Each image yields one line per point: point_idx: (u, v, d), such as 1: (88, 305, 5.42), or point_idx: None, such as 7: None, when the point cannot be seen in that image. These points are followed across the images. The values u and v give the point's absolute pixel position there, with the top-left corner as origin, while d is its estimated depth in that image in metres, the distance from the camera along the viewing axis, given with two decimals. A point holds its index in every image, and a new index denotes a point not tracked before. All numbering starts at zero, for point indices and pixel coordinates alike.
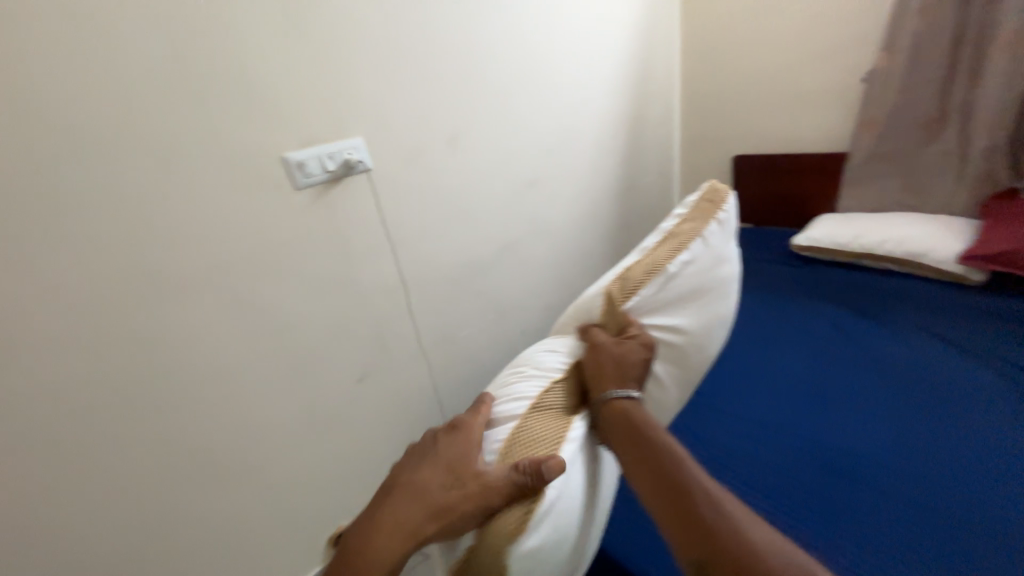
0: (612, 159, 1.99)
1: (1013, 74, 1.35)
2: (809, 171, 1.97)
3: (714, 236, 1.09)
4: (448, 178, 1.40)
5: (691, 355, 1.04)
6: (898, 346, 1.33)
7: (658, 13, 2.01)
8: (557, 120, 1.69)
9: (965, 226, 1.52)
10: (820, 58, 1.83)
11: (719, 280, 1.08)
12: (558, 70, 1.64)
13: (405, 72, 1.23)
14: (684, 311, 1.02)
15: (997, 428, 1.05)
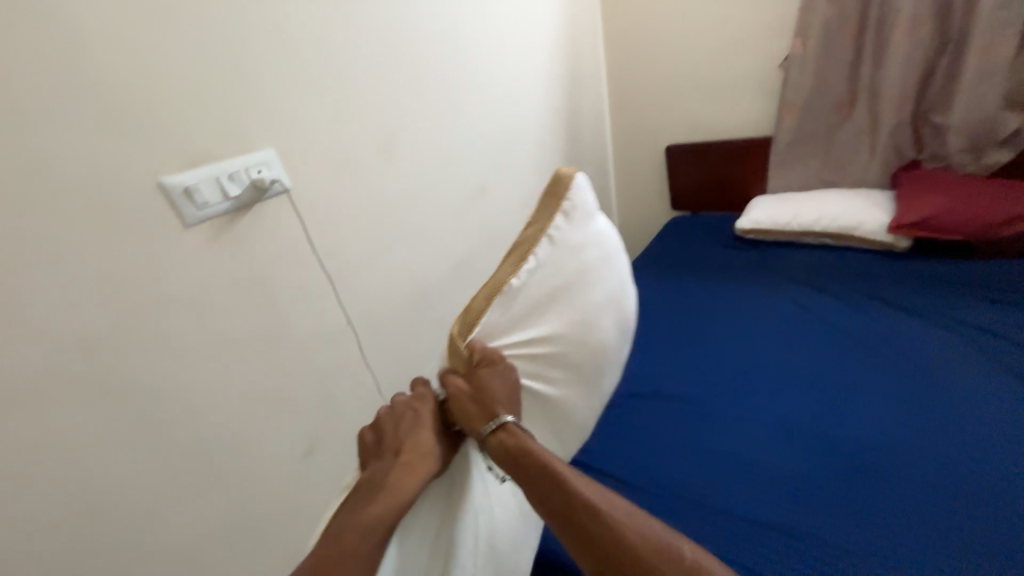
0: (554, 157, 1.87)
1: (912, 55, 1.48)
2: (737, 157, 2.03)
3: (564, 221, 0.88)
4: (384, 189, 1.14)
5: (586, 364, 0.90)
6: (864, 317, 1.34)
7: (581, 2, 1.94)
8: (496, 117, 1.52)
9: (881, 198, 1.64)
10: (738, 46, 1.89)
11: (589, 271, 0.90)
12: (492, 62, 1.48)
13: (321, 64, 0.97)
14: (553, 323, 0.85)
15: (982, 389, 1.06)
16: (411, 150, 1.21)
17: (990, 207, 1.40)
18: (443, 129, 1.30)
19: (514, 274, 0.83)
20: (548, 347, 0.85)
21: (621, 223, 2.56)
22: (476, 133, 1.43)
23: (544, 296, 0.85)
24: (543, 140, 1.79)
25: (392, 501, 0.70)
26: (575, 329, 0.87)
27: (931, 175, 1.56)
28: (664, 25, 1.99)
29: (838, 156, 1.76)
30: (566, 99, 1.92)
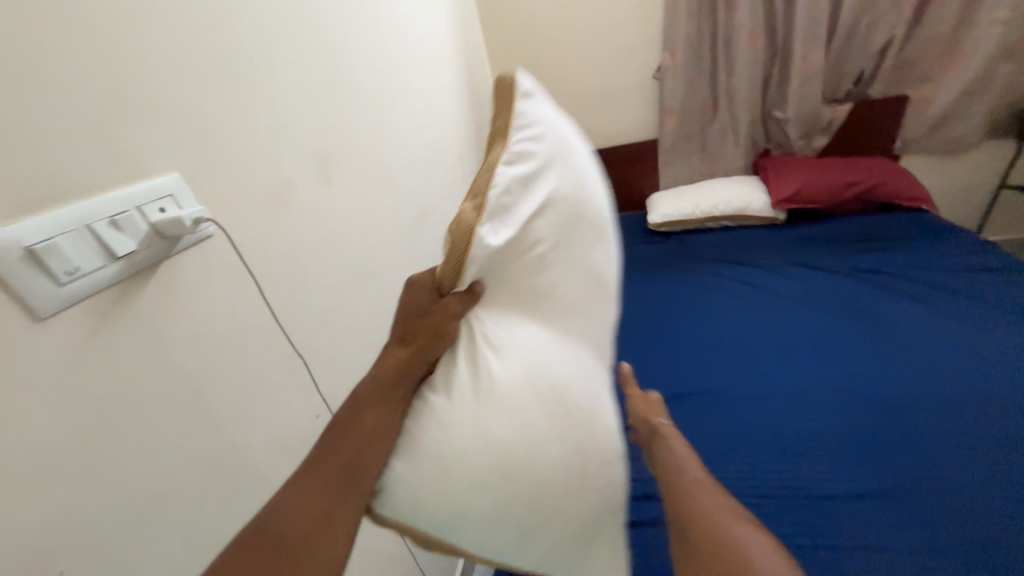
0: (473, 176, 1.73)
1: (753, 65, 1.79)
2: (630, 160, 2.20)
3: (532, 95, 0.65)
4: (332, 224, 0.84)
5: (607, 265, 0.72)
6: (803, 280, 1.50)
7: (467, 15, 1.86)
8: (421, 131, 1.29)
9: (754, 179, 1.93)
10: (615, 61, 2.04)
11: (577, 152, 0.69)
12: (412, 64, 1.26)
13: (231, 47, 0.65)
14: (565, 233, 0.64)
15: (945, 334, 1.20)
16: (352, 172, 0.92)
17: (834, 175, 1.77)
18: (379, 144, 1.04)
19: (500, 165, 0.58)
20: (569, 255, 0.65)
21: None
22: (408, 150, 1.19)
23: (546, 187, 0.62)
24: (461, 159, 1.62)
25: (392, 376, 0.53)
26: (588, 220, 0.67)
27: (783, 158, 1.92)
28: (547, 42, 2.05)
29: (712, 150, 2.03)
30: (472, 115, 1.81)
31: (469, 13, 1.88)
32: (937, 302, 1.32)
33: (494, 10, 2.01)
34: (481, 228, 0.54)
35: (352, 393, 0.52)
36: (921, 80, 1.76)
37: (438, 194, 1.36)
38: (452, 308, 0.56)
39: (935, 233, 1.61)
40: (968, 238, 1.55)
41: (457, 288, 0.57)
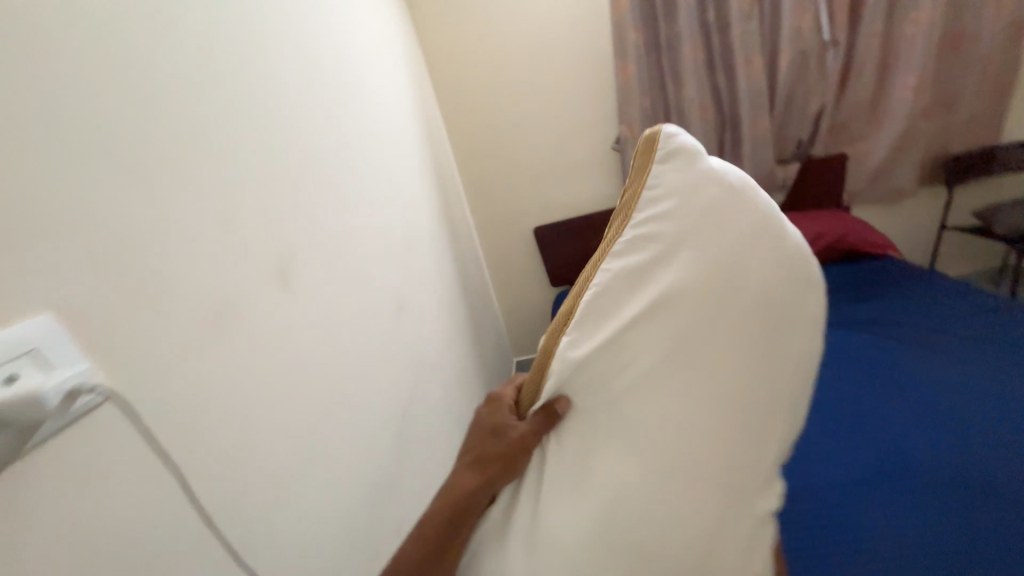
0: (444, 257, 1.58)
1: (707, 133, 1.87)
2: (599, 228, 2.16)
3: (675, 172, 0.58)
4: (298, 341, 0.65)
5: (762, 389, 0.55)
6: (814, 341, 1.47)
7: (425, 98, 1.82)
8: (388, 214, 1.14)
9: None
10: (574, 135, 2.04)
11: (725, 226, 0.56)
12: (373, 144, 1.13)
13: (162, 140, 0.49)
14: (677, 343, 0.54)
15: (995, 398, 1.14)
16: (319, 271, 0.74)
17: (802, 228, 1.81)
18: (344, 234, 0.86)
19: (606, 260, 0.58)
20: (686, 371, 0.55)
21: (506, 311, 2.41)
22: (377, 236, 1.03)
23: (660, 281, 0.55)
24: (431, 241, 1.46)
25: (463, 499, 0.56)
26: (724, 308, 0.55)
27: None
28: (506, 120, 2.04)
29: None
30: (439, 195, 1.71)
31: (426, 96, 1.84)
32: (961, 358, 1.28)
33: (450, 93, 2.00)
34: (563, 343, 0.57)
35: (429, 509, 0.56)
36: (853, 139, 1.92)
37: (411, 282, 1.18)
38: (524, 432, 0.57)
39: (919, 277, 1.64)
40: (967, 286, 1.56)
41: (531, 412, 0.58)
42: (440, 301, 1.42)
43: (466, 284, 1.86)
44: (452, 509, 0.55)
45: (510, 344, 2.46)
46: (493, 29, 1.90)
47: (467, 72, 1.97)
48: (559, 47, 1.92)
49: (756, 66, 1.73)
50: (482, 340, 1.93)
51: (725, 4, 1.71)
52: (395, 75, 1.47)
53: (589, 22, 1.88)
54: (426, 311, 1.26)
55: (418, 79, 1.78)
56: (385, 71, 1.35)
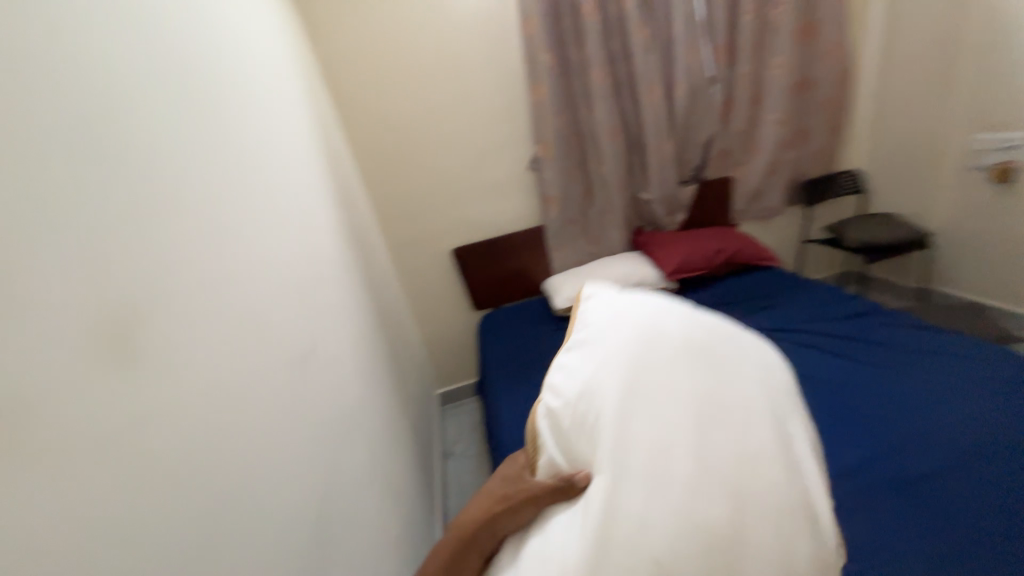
0: (358, 288, 1.37)
1: (617, 156, 1.93)
2: (520, 248, 2.10)
3: (594, 300, 0.86)
4: (190, 435, 0.50)
5: (716, 422, 0.62)
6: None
7: (320, 108, 1.59)
8: (286, 242, 0.91)
9: (640, 255, 2.03)
10: (489, 153, 1.96)
11: (634, 311, 0.77)
12: (257, 154, 0.90)
13: (66, 176, 0.42)
14: (625, 388, 0.65)
15: (898, 387, 1.27)
16: (221, 339, 0.60)
17: (705, 243, 1.96)
18: (220, 277, 0.64)
19: (564, 358, 0.78)
20: (642, 408, 0.62)
21: (426, 340, 2.22)
22: (270, 269, 0.80)
23: (597, 351, 0.73)
24: (339, 271, 1.24)
25: (476, 531, 0.70)
26: (666, 377, 0.65)
27: (656, 234, 2.08)
28: (415, 135, 1.89)
29: (596, 231, 2.09)
30: (346, 216, 1.51)
31: (321, 105, 1.62)
32: (858, 356, 1.43)
33: (351, 104, 1.81)
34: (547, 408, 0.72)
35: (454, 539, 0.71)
36: (735, 165, 2.15)
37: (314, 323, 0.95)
38: (526, 488, 0.70)
39: (802, 284, 1.86)
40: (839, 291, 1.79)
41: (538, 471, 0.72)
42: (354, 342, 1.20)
43: (379, 315, 1.65)
44: (465, 538, 0.70)
45: (432, 375, 2.27)
46: (396, 38, 1.75)
47: (369, 82, 1.78)
48: (470, 62, 1.83)
49: (657, 94, 1.85)
50: (401, 378, 1.71)
51: (626, 36, 1.79)
52: (282, 77, 1.24)
53: (499, 37, 1.82)
54: (340, 355, 1.04)
55: (311, 85, 1.55)
56: (266, 68, 1.11)
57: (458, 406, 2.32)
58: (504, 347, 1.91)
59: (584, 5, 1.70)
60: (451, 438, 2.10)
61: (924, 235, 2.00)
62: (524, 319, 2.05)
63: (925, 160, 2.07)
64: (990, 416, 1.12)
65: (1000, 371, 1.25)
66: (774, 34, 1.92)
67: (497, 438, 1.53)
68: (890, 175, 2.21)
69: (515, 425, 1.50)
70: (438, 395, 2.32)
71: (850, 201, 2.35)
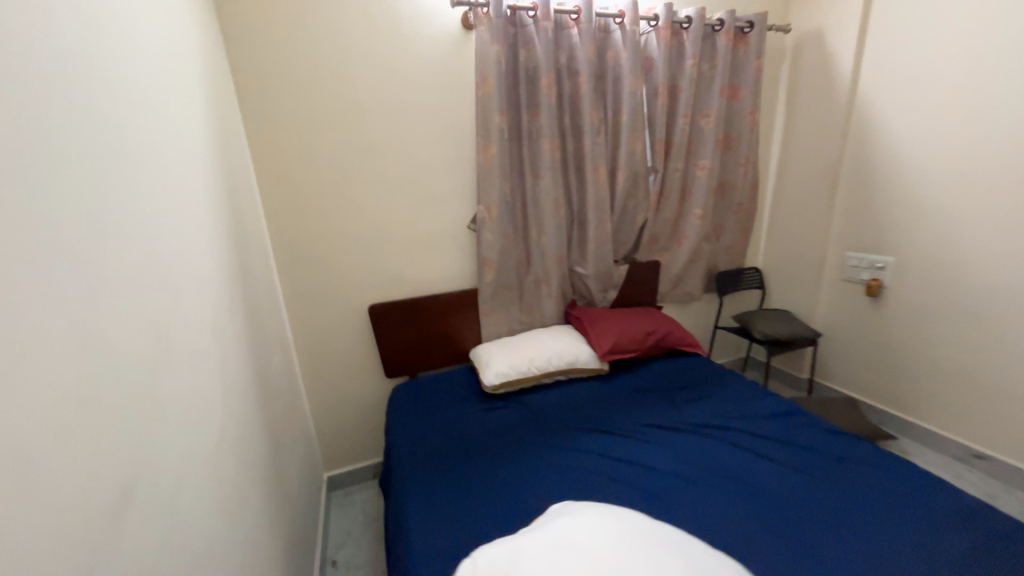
0: (210, 363, 1.00)
1: (558, 228, 1.88)
2: (449, 311, 1.89)
3: (562, 504, 1.11)
4: None
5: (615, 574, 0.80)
6: (666, 449, 1.49)
7: (220, 123, 1.29)
8: (54, 310, 0.55)
9: (572, 330, 1.93)
10: (425, 206, 1.78)
11: (586, 507, 1.02)
12: (70, 179, 0.62)
13: None
14: (555, 548, 0.87)
15: (829, 498, 1.28)
16: None
17: (636, 324, 1.93)
18: None
19: (521, 530, 1.00)
20: (561, 561, 0.83)
21: (318, 411, 1.84)
22: (53, 356, 0.54)
23: (547, 526, 0.96)
24: (177, 344, 0.87)
25: None
26: (583, 543, 0.87)
27: (589, 308, 2.03)
28: (341, 174, 1.64)
29: (529, 301, 1.97)
30: (223, 260, 1.16)
31: (223, 120, 1.32)
32: (784, 458, 1.45)
33: (266, 127, 1.52)
34: (490, 549, 0.94)
35: None
36: (663, 250, 2.25)
37: (81, 443, 0.57)
38: None
39: (721, 375, 1.91)
40: (754, 386, 1.86)
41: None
42: (181, 452, 0.81)
43: (255, 388, 1.28)
44: None
45: (319, 454, 1.86)
46: (335, 67, 1.55)
47: (293, 105, 1.53)
48: (416, 108, 1.68)
49: (601, 174, 1.87)
50: (274, 469, 1.33)
51: (577, 114, 1.81)
52: (156, 74, 0.93)
53: (452, 89, 1.70)
54: (131, 487, 0.65)
55: (212, 95, 1.26)
56: (121, 57, 0.81)
57: (348, 493, 1.92)
58: (416, 429, 1.60)
59: (541, 78, 1.69)
60: (333, 540, 1.69)
61: (815, 333, 2.22)
62: (442, 393, 1.80)
63: (811, 268, 2.35)
64: (908, 533, 1.16)
65: (903, 482, 1.33)
66: (702, 140, 2.11)
67: (396, 556, 1.21)
68: (784, 276, 2.49)
69: (422, 528, 1.19)
70: (325, 478, 1.90)
71: (754, 293, 2.61)
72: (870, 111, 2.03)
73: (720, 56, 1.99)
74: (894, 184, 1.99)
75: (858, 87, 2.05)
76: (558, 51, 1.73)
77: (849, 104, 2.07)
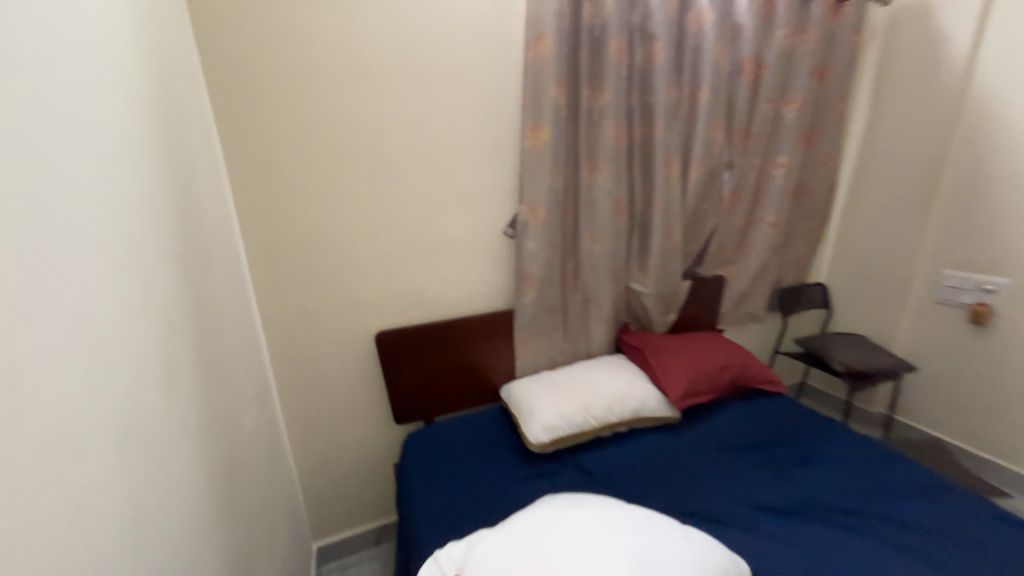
0: (108, 471, 0.56)
1: (616, 235, 1.49)
2: (477, 338, 1.48)
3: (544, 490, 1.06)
4: None
5: (573, 562, 0.76)
6: (783, 542, 1.10)
7: (168, 69, 0.86)
8: None
9: (631, 364, 1.54)
10: (450, 203, 1.37)
11: (565, 496, 0.96)
12: None
13: None
14: (514, 542, 0.83)
15: None
16: None
17: (709, 357, 1.55)
18: None
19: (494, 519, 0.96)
20: (516, 556, 0.79)
21: (306, 466, 1.42)
22: None
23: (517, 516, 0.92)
24: (16, 472, 0.42)
25: None
26: (546, 535, 0.82)
27: (649, 334, 1.64)
28: (342, 157, 1.22)
29: (575, 326, 1.58)
30: (159, 281, 0.73)
31: (173, 67, 0.89)
32: (948, 552, 1.06)
33: (239, 87, 1.09)
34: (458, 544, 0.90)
35: None
36: (728, 264, 1.88)
37: None
38: None
39: (814, 422, 1.54)
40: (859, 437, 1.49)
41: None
42: None
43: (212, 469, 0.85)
44: None
45: (305, 521, 1.44)
46: (340, 9, 1.13)
47: (282, 60, 1.11)
48: (445, 73, 1.26)
49: (673, 169, 1.49)
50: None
51: (648, 92, 1.42)
52: None
53: (494, 50, 1.29)
54: None
55: (155, 25, 0.83)
56: None
57: (344, 567, 1.51)
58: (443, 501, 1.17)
59: (610, 40, 1.29)
60: None
61: (907, 365, 1.87)
62: (467, 444, 1.38)
63: (893, 288, 2.00)
64: None
65: None
66: (783, 132, 1.74)
67: None
68: (857, 295, 2.14)
69: None
70: (314, 549, 1.49)
71: (818, 312, 2.26)
72: (987, 103, 1.69)
73: (814, 27, 1.62)
74: (1016, 190, 1.65)
75: (972, 73, 1.71)
76: (630, 6, 1.33)
77: (959, 93, 1.73)
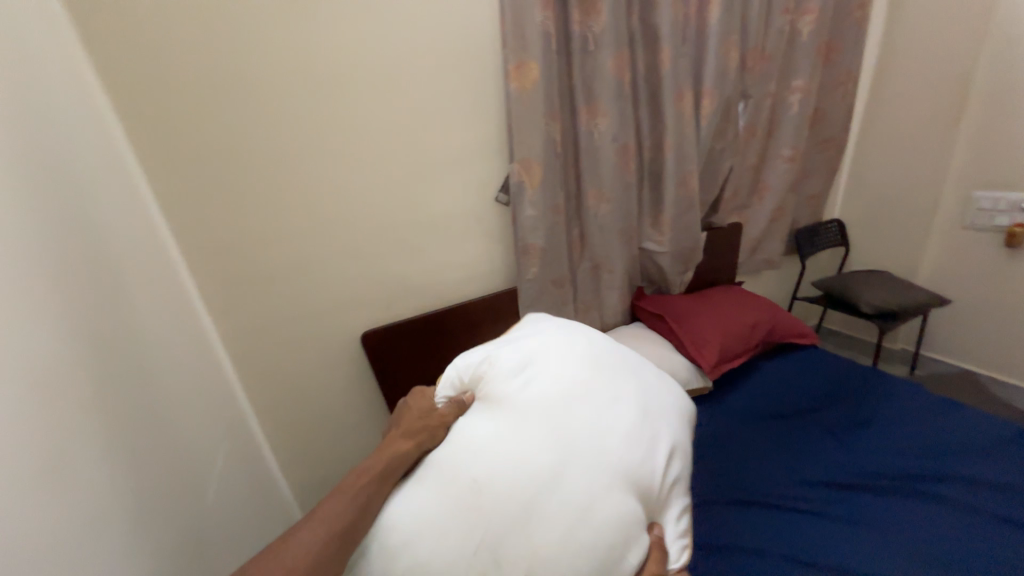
0: None
1: (624, 189, 1.29)
2: (479, 325, 1.29)
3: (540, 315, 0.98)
4: None
5: (589, 404, 0.71)
6: (857, 524, 0.97)
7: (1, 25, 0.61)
8: None
9: (653, 334, 1.38)
10: (429, 171, 1.14)
11: (572, 328, 0.87)
12: None
13: None
14: (528, 372, 0.75)
15: None
16: None
17: (737, 316, 1.39)
18: None
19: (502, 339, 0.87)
20: (531, 388, 0.73)
21: (302, 490, 1.26)
22: None
23: (526, 340, 0.83)
24: None
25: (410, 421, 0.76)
26: (559, 371, 0.75)
27: (670, 297, 1.48)
28: (285, 126, 0.97)
29: (586, 296, 1.40)
30: None
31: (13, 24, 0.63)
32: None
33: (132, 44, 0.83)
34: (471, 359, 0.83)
35: (393, 435, 0.73)
36: (744, 209, 1.70)
37: None
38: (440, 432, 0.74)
39: (855, 373, 1.41)
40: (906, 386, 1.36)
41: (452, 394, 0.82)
42: None
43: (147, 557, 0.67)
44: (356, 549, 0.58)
45: None
46: None
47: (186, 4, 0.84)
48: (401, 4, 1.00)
49: (684, 105, 1.27)
50: None
51: (651, 13, 1.17)
52: None
53: None
54: None
55: None
56: None
57: None
58: None
59: None
60: None
61: (938, 300, 1.75)
62: None
63: (916, 217, 1.86)
64: None
65: None
66: (800, 50, 1.51)
67: None
68: (877, 228, 1.98)
69: None
70: None
71: (835, 251, 2.12)
72: None
73: None
74: None
75: None
76: None
77: None
